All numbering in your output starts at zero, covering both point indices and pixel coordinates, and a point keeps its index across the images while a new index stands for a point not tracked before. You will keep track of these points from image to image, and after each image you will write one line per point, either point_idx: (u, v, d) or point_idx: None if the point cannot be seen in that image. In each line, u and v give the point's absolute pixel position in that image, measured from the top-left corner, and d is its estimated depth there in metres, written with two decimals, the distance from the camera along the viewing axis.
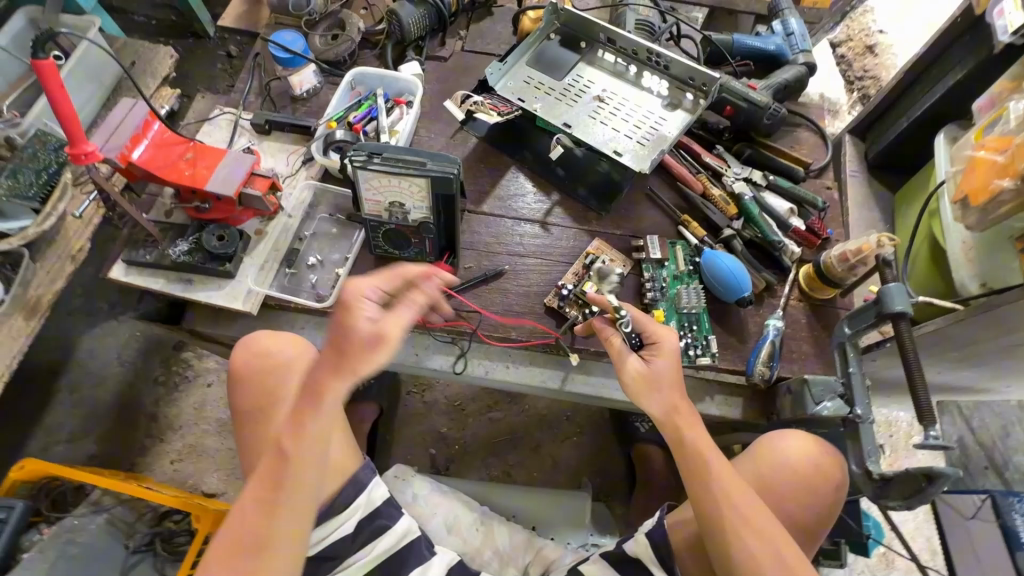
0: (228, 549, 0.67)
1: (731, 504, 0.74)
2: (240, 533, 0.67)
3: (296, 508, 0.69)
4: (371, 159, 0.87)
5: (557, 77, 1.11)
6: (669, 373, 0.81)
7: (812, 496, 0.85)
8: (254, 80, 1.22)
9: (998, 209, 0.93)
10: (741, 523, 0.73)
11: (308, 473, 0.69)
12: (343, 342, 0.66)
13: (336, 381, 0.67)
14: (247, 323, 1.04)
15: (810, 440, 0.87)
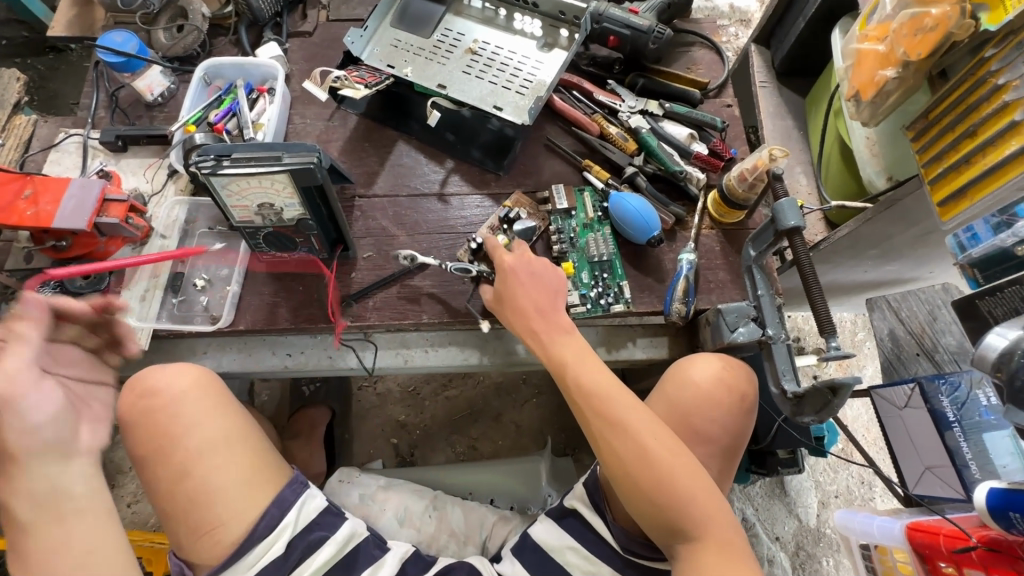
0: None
1: (597, 409, 0.77)
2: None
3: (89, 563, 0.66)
4: (221, 163, 0.79)
5: (424, 34, 1.03)
6: (524, 292, 0.85)
7: (720, 409, 0.85)
8: (101, 93, 1.10)
9: (887, 98, 0.90)
10: (609, 425, 0.76)
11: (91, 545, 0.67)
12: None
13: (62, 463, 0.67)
14: (145, 358, 0.98)
15: (725, 368, 0.87)
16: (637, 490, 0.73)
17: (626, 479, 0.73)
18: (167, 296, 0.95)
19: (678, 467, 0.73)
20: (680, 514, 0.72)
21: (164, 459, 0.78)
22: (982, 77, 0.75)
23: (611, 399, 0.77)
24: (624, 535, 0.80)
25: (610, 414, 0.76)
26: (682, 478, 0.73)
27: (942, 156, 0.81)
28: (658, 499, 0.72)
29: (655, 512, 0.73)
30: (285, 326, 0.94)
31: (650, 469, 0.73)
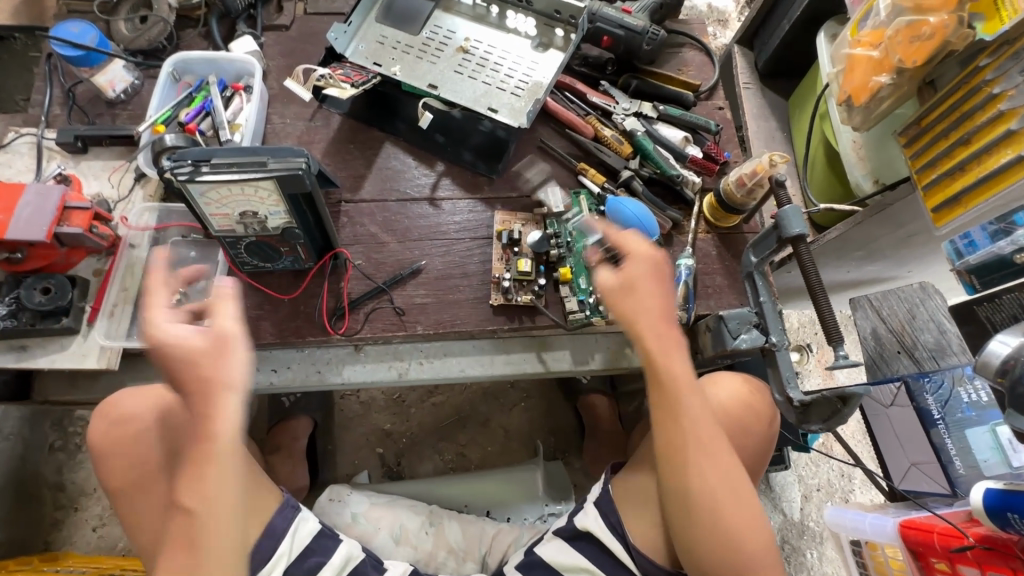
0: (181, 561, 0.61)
1: (688, 444, 0.72)
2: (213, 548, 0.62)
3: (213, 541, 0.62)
4: (199, 169, 0.73)
5: (413, 31, 0.98)
6: (643, 303, 0.70)
7: (753, 435, 0.86)
8: (55, 88, 1.01)
9: (880, 104, 0.91)
10: (703, 457, 0.71)
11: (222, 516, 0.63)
12: (183, 360, 0.60)
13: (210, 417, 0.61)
14: (113, 377, 0.90)
15: (748, 388, 0.88)
16: (705, 526, 0.72)
17: (697, 513, 0.72)
18: (137, 311, 0.88)
19: (745, 513, 0.73)
20: (738, 560, 0.72)
21: (143, 490, 0.72)
22: (977, 86, 0.77)
23: (706, 437, 0.72)
24: (648, 562, 0.78)
25: (698, 455, 0.71)
26: (746, 518, 0.73)
27: (934, 163, 0.83)
28: (717, 544, 0.72)
29: (712, 554, 0.72)
30: (270, 341, 0.88)
31: (726, 506, 0.72)
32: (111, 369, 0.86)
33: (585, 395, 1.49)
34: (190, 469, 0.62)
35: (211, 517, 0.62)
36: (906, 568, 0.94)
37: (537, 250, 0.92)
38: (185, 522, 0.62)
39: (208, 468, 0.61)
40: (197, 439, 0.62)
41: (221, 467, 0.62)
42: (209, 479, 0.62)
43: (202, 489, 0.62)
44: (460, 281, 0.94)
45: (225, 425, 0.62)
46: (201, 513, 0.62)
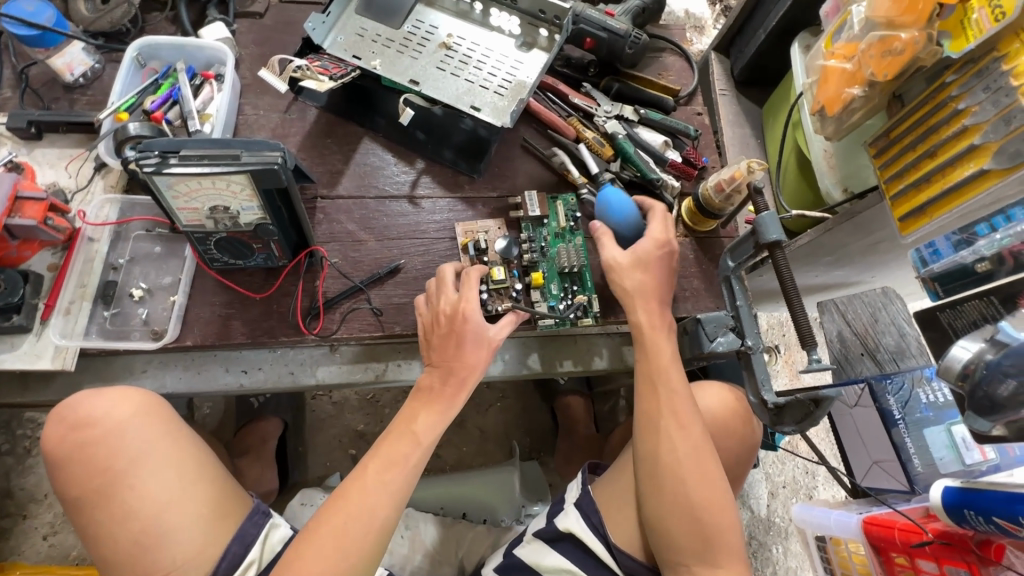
0: (354, 494, 0.68)
1: (659, 408, 0.78)
2: (368, 500, 0.68)
3: (378, 498, 0.69)
4: (166, 160, 0.70)
5: (394, 24, 0.96)
6: (633, 280, 0.84)
7: (732, 439, 0.91)
8: (6, 69, 0.94)
9: (851, 115, 0.94)
10: (674, 427, 0.77)
11: (394, 477, 0.70)
12: (459, 339, 0.76)
13: (455, 394, 0.76)
14: (69, 379, 0.85)
15: (731, 396, 0.93)
16: (673, 499, 0.74)
17: (665, 486, 0.75)
18: (96, 308, 0.83)
19: (712, 491, 0.75)
20: (701, 533, 0.73)
21: (99, 499, 0.68)
22: (943, 102, 0.80)
23: (675, 402, 0.78)
24: (630, 562, 0.79)
25: (666, 422, 0.77)
26: (718, 500, 0.75)
27: (903, 173, 0.86)
28: (681, 514, 0.73)
29: (675, 523, 0.73)
30: (241, 341, 0.85)
31: (694, 484, 0.74)
32: (67, 370, 0.81)
33: (561, 396, 1.49)
34: (386, 451, 0.71)
35: (388, 492, 0.69)
36: (868, 564, 0.97)
37: (507, 256, 0.92)
38: (362, 491, 0.69)
39: (418, 426, 0.74)
40: (408, 431, 0.73)
41: (422, 449, 0.73)
42: (417, 427, 0.74)
43: (398, 466, 0.71)
44: None
45: (433, 426, 0.74)
46: (375, 488, 0.69)
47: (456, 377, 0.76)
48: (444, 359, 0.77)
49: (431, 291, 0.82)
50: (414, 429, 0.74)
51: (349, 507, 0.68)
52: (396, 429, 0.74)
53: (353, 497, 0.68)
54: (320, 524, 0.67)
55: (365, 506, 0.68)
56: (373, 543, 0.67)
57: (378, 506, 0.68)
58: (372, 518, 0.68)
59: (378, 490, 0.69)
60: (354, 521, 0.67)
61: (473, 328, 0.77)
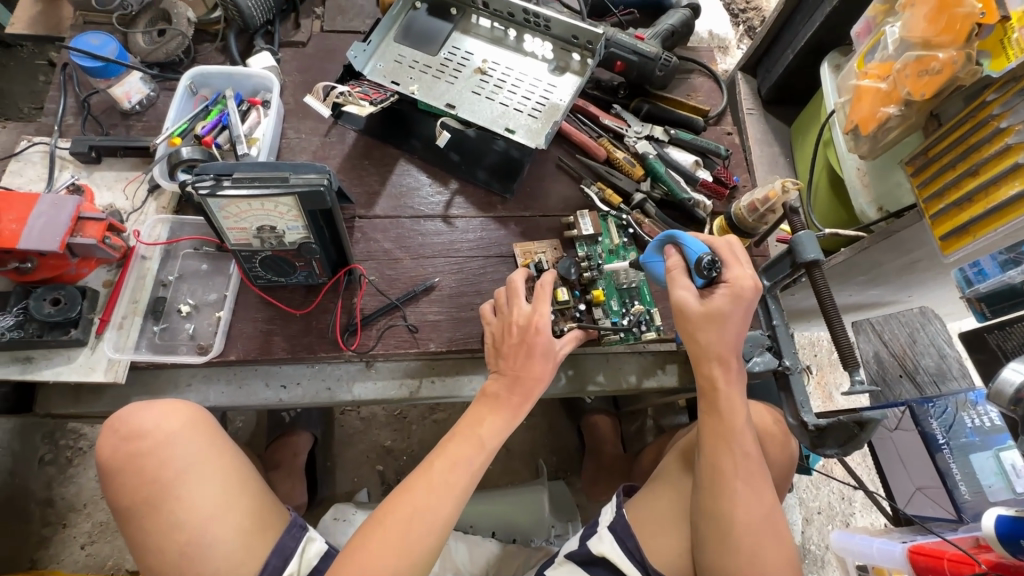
0: (421, 484, 0.70)
1: (727, 465, 0.74)
2: (430, 499, 0.69)
3: (445, 493, 0.70)
4: (220, 183, 0.73)
5: (431, 51, 0.99)
6: (710, 339, 0.75)
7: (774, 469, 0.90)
8: (69, 98, 1.01)
9: (887, 134, 0.93)
10: (743, 485, 0.73)
11: (461, 472, 0.72)
12: (529, 350, 0.78)
13: (520, 402, 0.77)
14: (118, 392, 0.88)
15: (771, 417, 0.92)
16: (742, 562, 0.71)
17: (738, 548, 0.71)
18: (147, 323, 0.87)
19: (775, 548, 0.72)
20: None
21: (149, 508, 0.70)
22: (984, 120, 0.80)
23: (742, 459, 0.74)
24: None
25: (734, 478, 0.73)
26: (784, 558, 0.73)
27: (943, 192, 0.85)
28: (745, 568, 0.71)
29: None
30: (281, 356, 0.87)
31: (763, 545, 0.72)
32: (117, 383, 0.84)
33: (588, 415, 1.48)
34: (451, 450, 0.73)
35: (450, 494, 0.70)
36: None
37: (567, 277, 0.93)
38: (427, 488, 0.70)
39: (491, 420, 0.76)
40: (473, 434, 0.74)
41: (485, 454, 0.74)
42: (484, 426, 0.75)
43: (461, 467, 0.72)
44: (471, 300, 0.94)
45: (498, 429, 0.75)
46: (442, 484, 0.70)
47: (523, 386, 0.77)
48: (515, 361, 0.78)
49: (501, 301, 0.84)
50: (486, 428, 0.75)
51: (416, 495, 0.69)
52: (464, 427, 0.75)
53: (420, 494, 0.69)
54: (386, 516, 0.68)
55: (429, 502, 0.69)
56: (434, 536, 0.68)
57: (445, 504, 0.70)
58: (429, 527, 0.68)
59: (442, 487, 0.70)
60: (421, 516, 0.68)
61: (543, 340, 0.78)
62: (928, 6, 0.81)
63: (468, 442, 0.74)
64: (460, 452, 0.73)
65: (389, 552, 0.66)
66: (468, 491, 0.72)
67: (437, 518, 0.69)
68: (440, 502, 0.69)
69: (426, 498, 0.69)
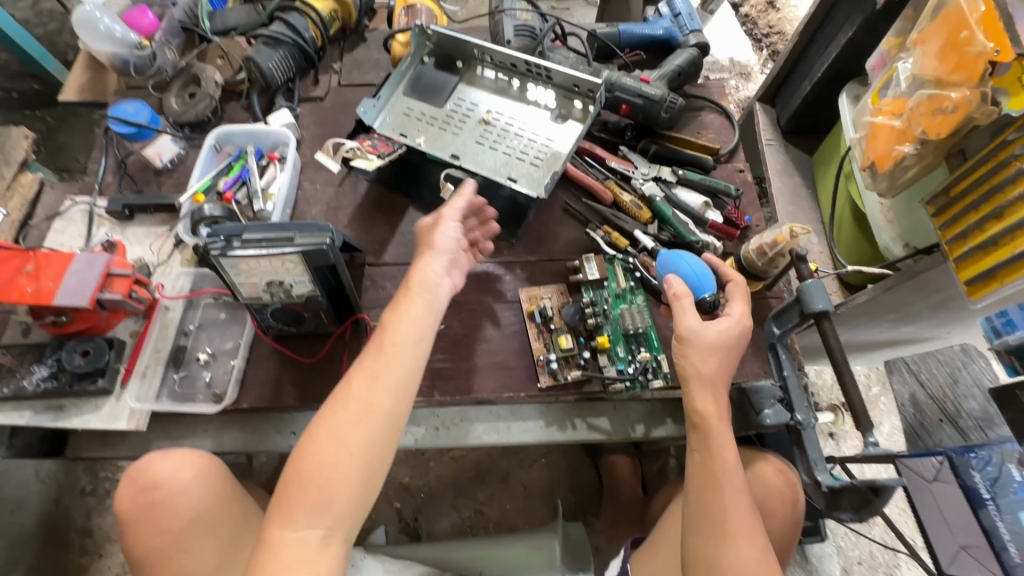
0: (342, 392, 0.69)
1: (715, 512, 0.71)
2: (355, 400, 0.68)
3: (373, 391, 0.69)
4: (231, 244, 0.77)
5: (437, 103, 1.03)
6: (708, 365, 0.76)
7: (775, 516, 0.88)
8: (109, 158, 1.09)
9: (904, 172, 0.90)
10: (740, 538, 0.70)
11: (389, 368, 0.70)
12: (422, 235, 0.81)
13: (420, 271, 0.77)
14: (141, 437, 0.93)
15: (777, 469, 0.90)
16: None
17: None
18: (168, 372, 0.91)
19: None
20: None
21: (161, 558, 0.74)
22: (1005, 160, 0.76)
23: (734, 507, 0.71)
24: None
25: (725, 526, 0.70)
26: None
27: (966, 234, 0.80)
28: None
29: None
30: (291, 404, 0.90)
31: None
32: (139, 430, 0.89)
33: (607, 454, 1.45)
34: (368, 363, 0.70)
35: (375, 409, 0.68)
36: None
37: (573, 323, 0.93)
38: (353, 391, 0.69)
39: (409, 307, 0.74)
40: (395, 322, 0.73)
41: (410, 340, 0.72)
42: (404, 317, 0.73)
43: (381, 382, 0.69)
44: (475, 347, 0.94)
45: (414, 342, 0.72)
46: (367, 382, 0.69)
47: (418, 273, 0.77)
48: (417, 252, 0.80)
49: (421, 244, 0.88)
50: (405, 318, 0.73)
51: (339, 401, 0.69)
52: (378, 338, 0.72)
53: (346, 395, 0.69)
54: (315, 432, 0.68)
55: (361, 406, 0.68)
56: (375, 436, 0.68)
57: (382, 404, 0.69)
58: (370, 429, 0.68)
59: (364, 388, 0.69)
60: (347, 432, 0.67)
61: (426, 225, 0.82)
62: (939, 44, 0.79)
63: (379, 337, 0.73)
64: (382, 345, 0.71)
65: (315, 470, 0.65)
66: (395, 404, 0.69)
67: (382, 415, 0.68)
68: (373, 400, 0.68)
69: (358, 400, 0.68)
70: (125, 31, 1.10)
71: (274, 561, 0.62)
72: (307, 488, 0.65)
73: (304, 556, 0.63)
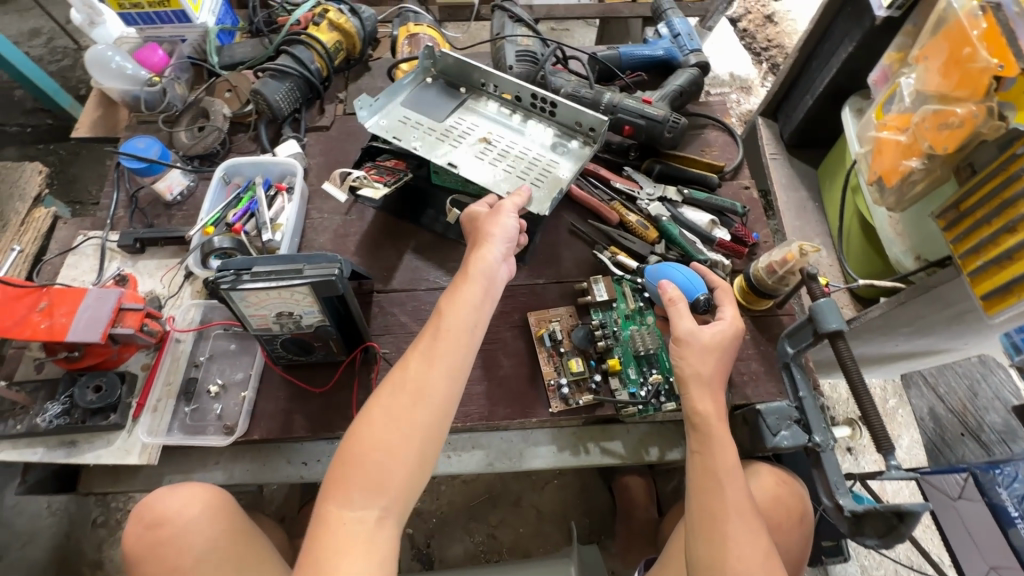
0: (400, 371, 0.69)
1: (715, 508, 0.69)
2: (412, 379, 0.67)
3: (430, 372, 0.68)
4: (241, 277, 0.77)
5: (437, 117, 1.03)
6: (705, 366, 0.77)
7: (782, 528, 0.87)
8: (121, 192, 1.10)
9: (912, 187, 0.90)
10: (741, 537, 0.67)
11: (447, 350, 0.69)
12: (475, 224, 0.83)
13: (478, 257, 0.77)
14: (152, 471, 0.93)
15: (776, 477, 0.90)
16: None
17: None
18: (178, 405, 0.91)
19: None
20: None
21: None
22: (1015, 174, 0.76)
23: (735, 506, 0.69)
24: None
25: (724, 523, 0.68)
26: None
27: (980, 249, 0.79)
28: None
29: None
30: (302, 435, 0.90)
31: None
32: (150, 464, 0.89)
33: (620, 475, 1.42)
34: (422, 347, 0.70)
35: (431, 391, 0.67)
36: None
37: (584, 347, 0.92)
38: (411, 370, 0.68)
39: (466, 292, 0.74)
40: (451, 306, 0.72)
41: (466, 324, 0.72)
42: (461, 302, 0.73)
43: (438, 361, 0.68)
44: (484, 373, 0.94)
45: (465, 326, 0.71)
46: (425, 362, 0.68)
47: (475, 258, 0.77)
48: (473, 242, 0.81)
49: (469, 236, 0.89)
50: (461, 303, 0.73)
51: (397, 379, 0.68)
52: (435, 323, 0.72)
53: (404, 373, 0.68)
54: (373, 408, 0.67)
55: (417, 384, 0.67)
56: (432, 416, 0.66)
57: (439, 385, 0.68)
58: (429, 408, 0.66)
59: (422, 367, 0.68)
60: (404, 410, 0.66)
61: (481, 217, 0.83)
62: (941, 60, 0.80)
63: (437, 320, 0.72)
64: (439, 328, 0.71)
65: (372, 447, 0.64)
66: (452, 388, 0.68)
67: (440, 397, 0.67)
68: (433, 380, 0.67)
69: (416, 378, 0.67)
70: (136, 68, 1.15)
71: (332, 537, 0.61)
72: (363, 465, 0.63)
73: (361, 535, 0.61)
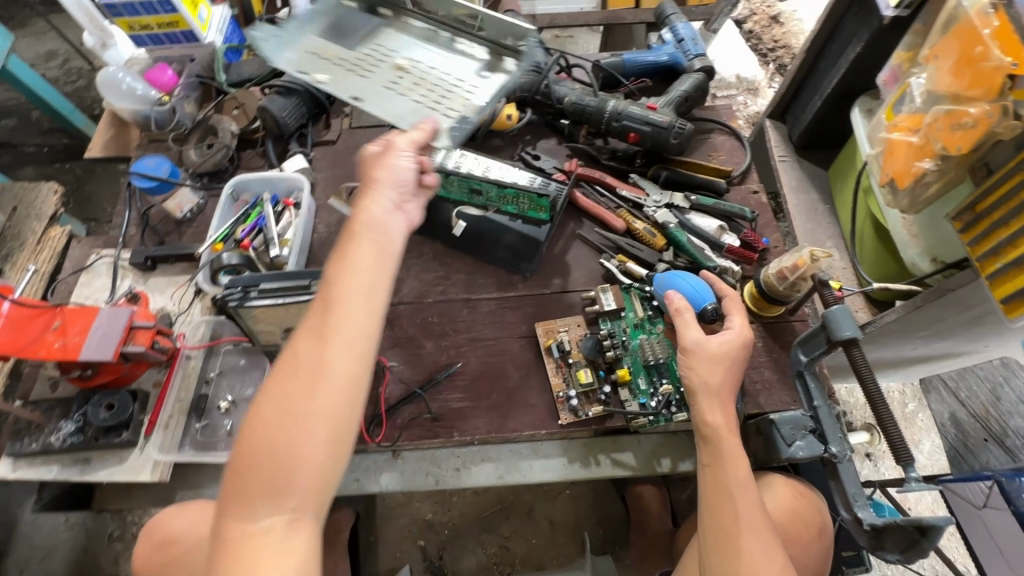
0: (293, 355, 0.59)
1: (727, 524, 0.68)
2: (303, 364, 0.58)
3: (326, 353, 0.58)
4: (248, 294, 0.77)
5: (351, 47, 0.97)
6: (713, 376, 0.76)
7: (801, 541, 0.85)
8: (132, 211, 1.12)
9: (926, 188, 0.87)
10: (757, 554, 0.66)
11: (342, 325, 0.59)
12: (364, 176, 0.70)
13: (365, 215, 0.65)
14: (165, 488, 0.93)
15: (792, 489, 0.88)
16: None
17: None
18: (190, 421, 0.92)
19: None
20: None
21: None
22: None
23: (748, 521, 0.68)
24: None
25: (739, 541, 0.67)
26: None
27: (998, 250, 0.77)
28: None
29: None
30: None
31: None
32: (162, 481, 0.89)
33: (633, 484, 1.40)
34: (313, 323, 0.59)
35: (327, 376, 0.57)
36: None
37: (593, 357, 0.91)
38: (304, 354, 0.58)
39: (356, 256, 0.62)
40: (342, 274, 0.61)
41: (362, 293, 0.60)
42: (353, 267, 0.61)
43: (329, 341, 0.58)
44: (493, 385, 0.93)
45: (362, 293, 0.60)
46: (318, 342, 0.58)
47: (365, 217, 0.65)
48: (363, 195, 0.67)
49: None
50: (352, 269, 0.61)
51: (288, 365, 0.59)
52: (322, 295, 0.60)
53: (295, 357, 0.58)
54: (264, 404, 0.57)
55: (312, 370, 0.57)
56: (337, 403, 0.57)
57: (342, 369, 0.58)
58: (331, 396, 0.57)
59: (314, 349, 0.58)
60: (300, 402, 0.56)
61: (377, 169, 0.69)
62: (952, 60, 0.78)
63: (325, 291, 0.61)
64: (329, 300, 0.60)
65: (264, 448, 0.56)
66: (356, 368, 0.58)
67: (342, 380, 0.57)
68: (332, 363, 0.57)
69: (309, 361, 0.57)
70: (146, 88, 1.16)
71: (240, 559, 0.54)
72: (257, 466, 0.55)
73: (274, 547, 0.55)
